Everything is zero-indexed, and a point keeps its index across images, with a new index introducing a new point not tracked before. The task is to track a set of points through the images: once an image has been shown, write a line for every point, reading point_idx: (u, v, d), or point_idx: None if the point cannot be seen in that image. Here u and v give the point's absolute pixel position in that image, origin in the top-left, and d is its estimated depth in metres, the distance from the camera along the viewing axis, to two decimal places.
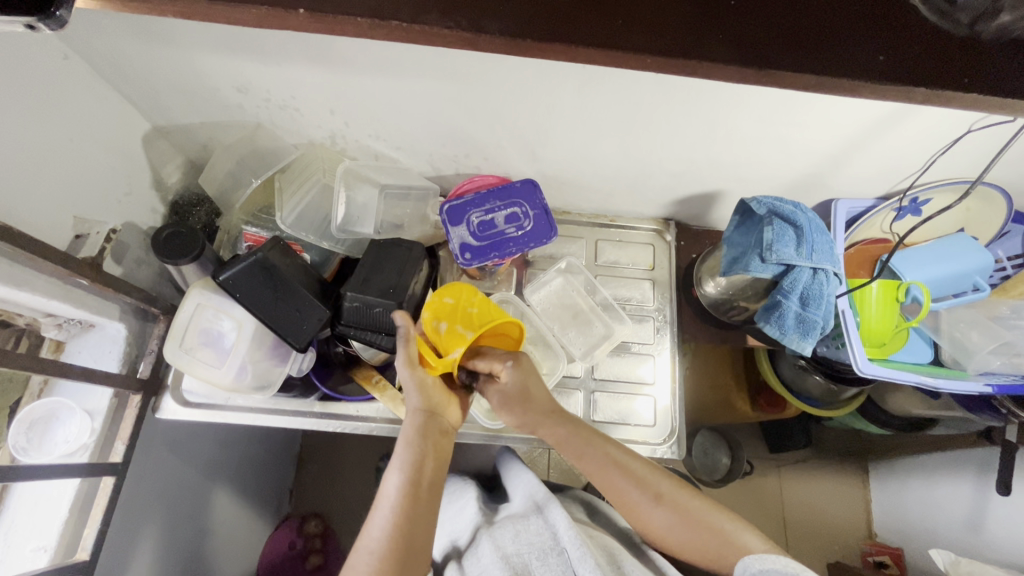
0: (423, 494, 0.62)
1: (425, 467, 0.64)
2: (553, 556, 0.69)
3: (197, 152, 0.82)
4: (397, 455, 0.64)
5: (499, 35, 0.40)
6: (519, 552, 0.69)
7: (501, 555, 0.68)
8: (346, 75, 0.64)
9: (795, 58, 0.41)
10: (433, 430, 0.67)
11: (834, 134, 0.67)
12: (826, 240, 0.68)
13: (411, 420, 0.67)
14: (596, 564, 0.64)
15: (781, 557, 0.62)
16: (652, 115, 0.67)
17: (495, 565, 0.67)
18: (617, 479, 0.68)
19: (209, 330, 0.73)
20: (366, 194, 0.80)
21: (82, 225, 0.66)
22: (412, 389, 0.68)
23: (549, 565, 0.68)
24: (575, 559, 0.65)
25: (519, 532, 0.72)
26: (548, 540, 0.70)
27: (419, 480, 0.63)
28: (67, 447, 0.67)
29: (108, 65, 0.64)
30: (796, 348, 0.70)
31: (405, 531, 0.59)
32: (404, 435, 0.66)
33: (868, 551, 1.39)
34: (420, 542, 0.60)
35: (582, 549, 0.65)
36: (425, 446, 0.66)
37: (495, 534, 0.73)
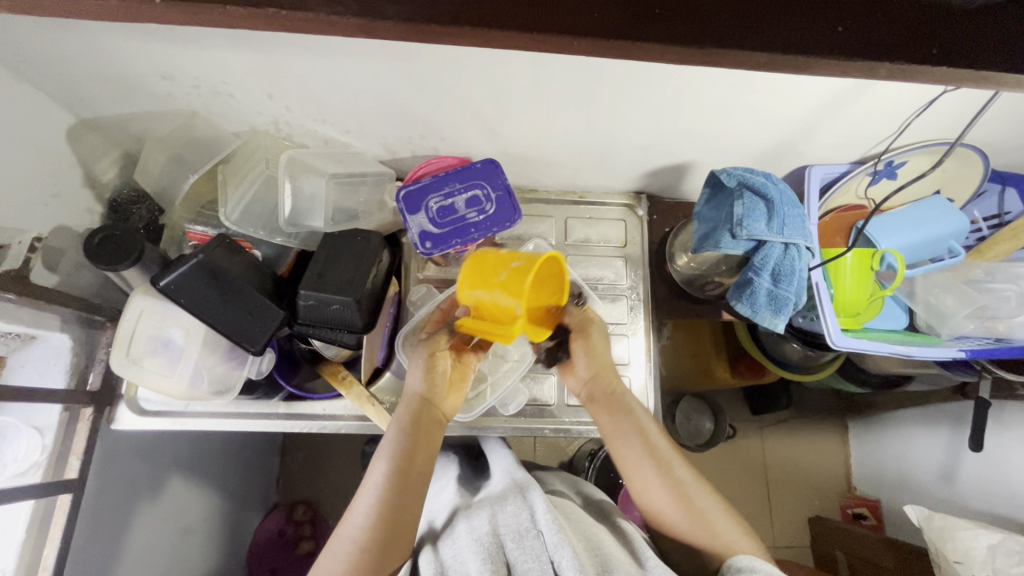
0: (407, 482, 0.63)
1: (415, 456, 0.64)
2: (529, 538, 0.64)
3: (133, 145, 0.76)
4: (384, 443, 0.66)
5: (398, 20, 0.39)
6: (493, 532, 0.66)
7: (476, 536, 0.65)
8: (279, 58, 0.58)
9: (745, 29, 0.39)
10: (425, 420, 0.67)
11: (808, 99, 0.63)
12: (798, 213, 0.65)
13: (407, 406, 0.68)
14: (573, 552, 0.60)
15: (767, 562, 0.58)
16: (615, 87, 0.63)
17: (470, 548, 0.64)
18: (644, 461, 0.67)
19: (157, 337, 0.68)
20: (313, 185, 0.74)
21: (1, 234, 0.60)
22: (419, 374, 0.69)
23: (525, 548, 0.63)
24: (551, 545, 0.61)
25: (495, 513, 0.69)
26: (525, 522, 0.66)
27: (408, 469, 0.63)
28: (17, 466, 0.64)
29: (14, 56, 0.58)
30: (768, 326, 0.67)
31: (387, 520, 0.60)
32: (399, 420, 0.67)
33: (848, 504, 1.46)
34: (404, 530, 0.61)
35: (559, 536, 0.61)
36: (418, 436, 0.66)
37: (472, 517, 0.70)
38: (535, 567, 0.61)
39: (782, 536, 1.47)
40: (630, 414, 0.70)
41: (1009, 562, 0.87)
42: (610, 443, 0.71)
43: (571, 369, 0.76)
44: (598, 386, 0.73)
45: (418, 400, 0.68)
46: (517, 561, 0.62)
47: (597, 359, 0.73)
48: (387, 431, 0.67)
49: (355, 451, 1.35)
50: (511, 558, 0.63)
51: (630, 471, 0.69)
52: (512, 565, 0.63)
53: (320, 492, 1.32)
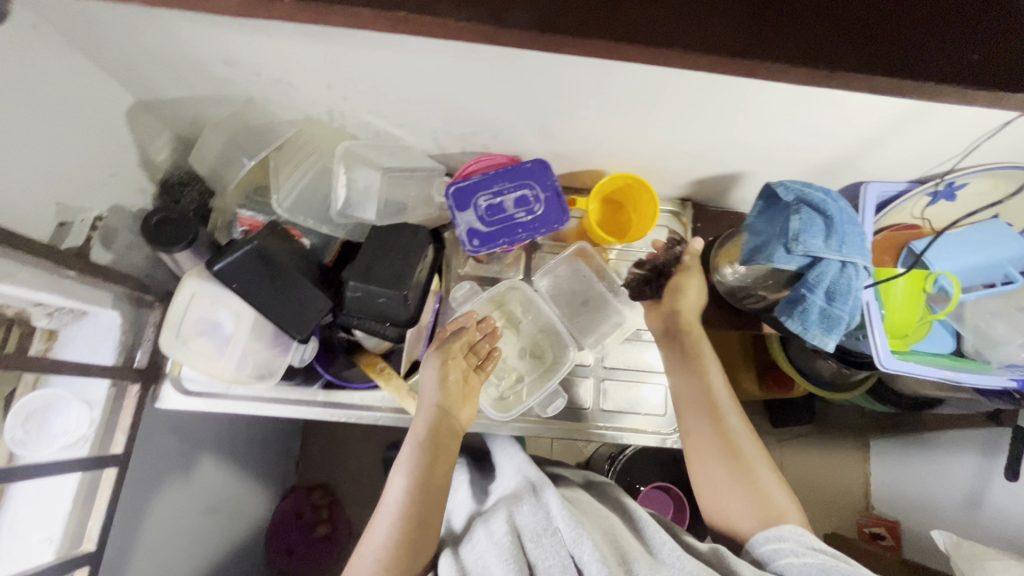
0: (426, 500, 0.64)
1: (433, 471, 0.66)
2: (547, 536, 0.62)
3: (187, 127, 0.76)
4: (403, 458, 0.67)
5: (525, 28, 0.42)
6: (512, 531, 0.63)
7: (495, 538, 0.62)
8: (344, 49, 0.58)
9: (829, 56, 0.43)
10: (442, 435, 0.68)
11: (875, 115, 0.62)
12: (857, 231, 0.64)
13: (425, 419, 0.68)
14: (595, 545, 0.59)
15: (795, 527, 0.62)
16: (678, 93, 0.62)
17: (491, 550, 0.61)
18: (700, 416, 0.71)
19: (206, 320, 0.69)
20: (367, 176, 0.74)
21: (66, 212, 0.61)
22: (433, 385, 0.70)
23: (543, 546, 0.61)
24: (571, 541, 0.60)
25: (510, 512, 0.66)
26: (541, 521, 0.64)
27: (426, 485, 0.65)
28: (66, 439, 0.66)
29: (83, 36, 0.59)
30: (818, 344, 0.66)
31: (407, 540, 0.62)
32: (415, 434, 0.68)
33: (865, 523, 1.43)
34: (425, 543, 0.63)
35: (579, 530, 0.60)
36: (435, 450, 0.66)
37: (489, 519, 0.67)
38: (556, 564, 0.60)
39: None
40: (697, 365, 0.74)
41: None
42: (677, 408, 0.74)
43: (655, 305, 0.79)
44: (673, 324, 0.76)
45: (436, 413, 0.68)
46: (538, 560, 0.60)
47: (687, 299, 0.75)
48: (406, 444, 0.68)
49: (375, 439, 1.36)
50: (533, 558, 0.61)
51: (692, 437, 0.71)
52: (533, 565, 0.61)
53: (337, 477, 1.34)
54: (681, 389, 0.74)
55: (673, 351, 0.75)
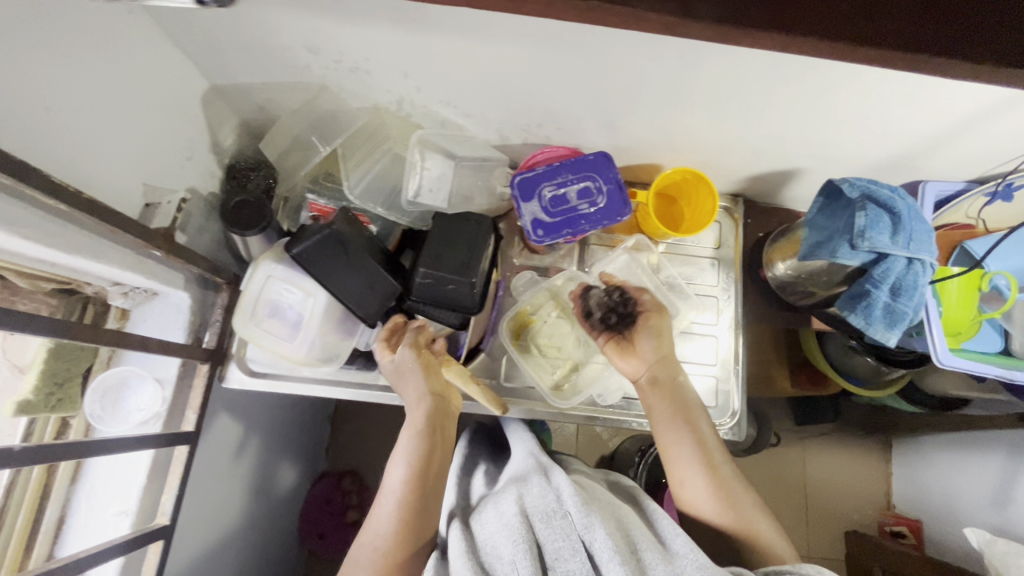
0: (427, 483, 0.65)
1: (431, 459, 0.66)
2: (557, 518, 0.60)
3: (254, 113, 0.77)
4: (400, 444, 0.66)
5: (713, 21, 0.42)
6: (522, 512, 0.62)
7: (505, 520, 0.61)
8: (428, 38, 0.59)
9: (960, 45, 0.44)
10: (439, 421, 0.68)
11: (948, 114, 0.62)
12: (924, 228, 0.64)
13: (417, 408, 0.68)
14: (607, 533, 0.57)
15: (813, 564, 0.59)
16: (752, 89, 0.63)
17: (502, 532, 0.60)
18: (678, 438, 0.69)
19: (278, 303, 0.70)
20: (439, 165, 0.76)
21: (152, 193, 0.63)
22: (418, 373, 0.69)
23: (554, 528, 0.60)
24: (581, 527, 0.59)
25: (520, 493, 0.65)
26: (552, 502, 0.62)
27: (422, 472, 0.65)
28: (141, 416, 0.68)
29: (174, 21, 0.60)
30: (879, 339, 0.67)
31: (411, 523, 0.62)
32: (409, 424, 0.67)
33: (886, 521, 1.47)
34: (426, 528, 0.64)
35: (591, 517, 0.59)
36: (430, 439, 0.66)
37: (499, 500, 0.66)
38: (565, 546, 0.58)
39: (817, 547, 1.48)
40: (681, 402, 0.71)
41: None
42: (660, 443, 0.70)
43: (633, 351, 0.74)
44: (655, 369, 0.73)
45: (433, 399, 0.69)
46: (547, 542, 0.59)
47: (664, 343, 0.74)
48: (403, 430, 0.68)
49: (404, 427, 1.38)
50: (542, 539, 0.60)
51: (677, 472, 0.69)
52: (542, 546, 0.59)
53: (367, 463, 1.35)
54: (664, 425, 0.70)
55: (656, 395, 0.71)
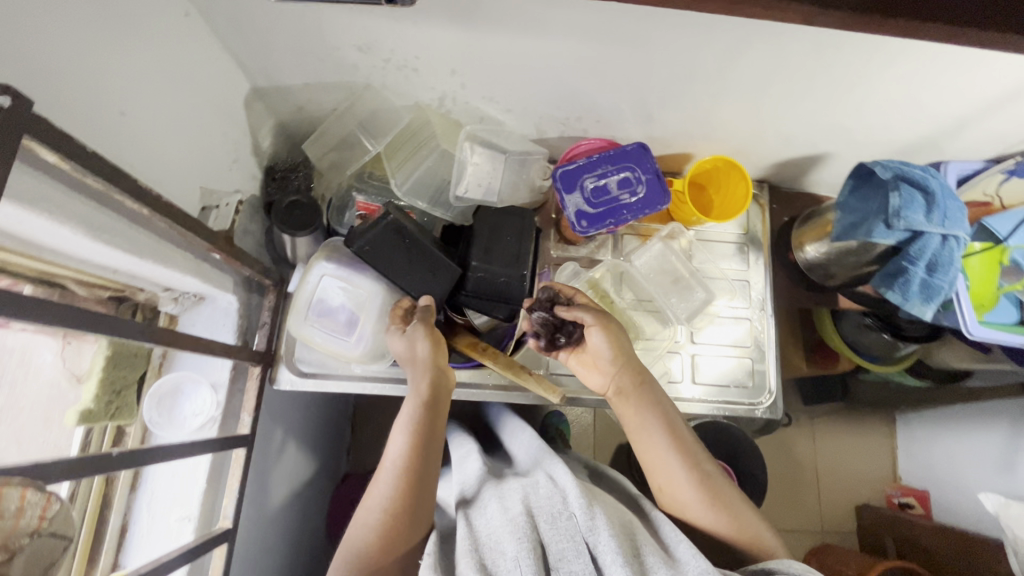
0: (428, 454, 0.62)
1: (433, 433, 0.63)
2: (564, 520, 0.59)
3: (291, 114, 0.77)
4: (403, 415, 0.63)
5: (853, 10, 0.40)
6: (527, 511, 0.60)
7: (508, 516, 0.59)
8: (482, 34, 0.60)
9: None
10: (442, 396, 0.65)
11: (977, 95, 0.66)
12: (958, 206, 0.67)
13: (421, 380, 0.65)
14: (614, 534, 0.56)
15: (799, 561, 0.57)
16: (794, 76, 0.65)
17: (505, 527, 0.58)
18: (665, 438, 0.65)
19: (329, 301, 0.70)
20: (486, 161, 0.77)
21: (207, 197, 0.63)
22: (422, 347, 0.66)
23: (559, 529, 0.58)
24: (588, 529, 0.57)
25: (526, 490, 0.63)
26: (558, 503, 0.61)
27: (423, 446, 0.62)
28: (197, 421, 0.68)
29: (225, 22, 0.60)
30: (916, 314, 0.70)
31: (410, 497, 0.59)
32: (412, 396, 0.64)
33: (894, 493, 1.52)
34: (424, 506, 0.60)
35: (598, 518, 0.57)
36: (433, 413, 0.64)
37: (503, 493, 0.64)
38: (570, 548, 0.57)
39: (830, 521, 1.53)
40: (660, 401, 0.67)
41: None
42: (641, 443, 0.67)
43: (594, 363, 0.71)
44: (625, 376, 0.68)
45: (437, 371, 0.65)
46: (551, 541, 0.57)
47: (624, 351, 0.69)
48: (406, 400, 0.65)
49: None
50: (544, 539, 0.58)
51: (663, 473, 0.65)
52: (546, 546, 0.57)
53: None
54: (645, 424, 0.67)
55: (631, 403, 0.68)
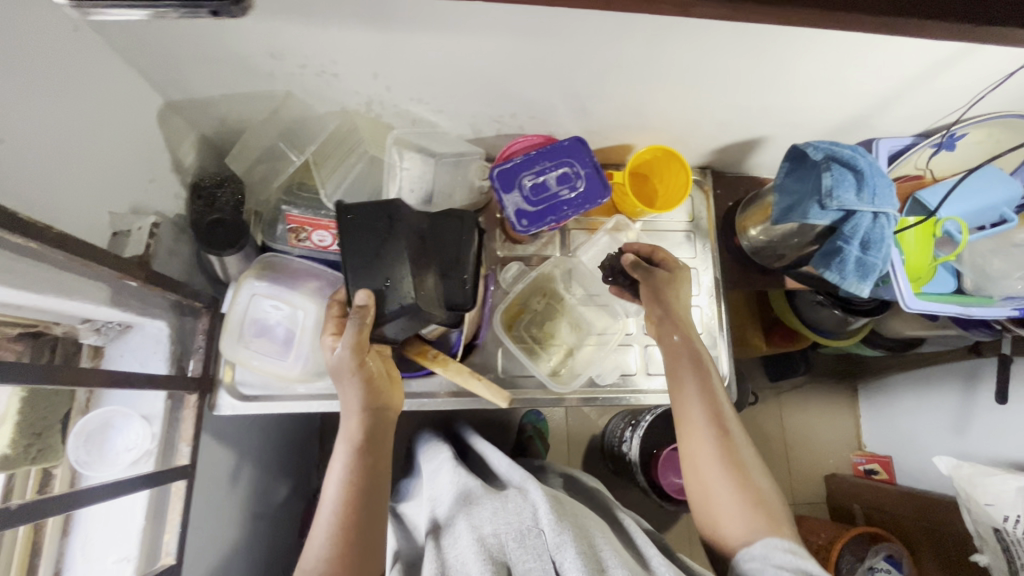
0: (367, 498, 0.63)
1: (364, 473, 0.64)
2: (532, 538, 0.64)
3: (213, 127, 0.73)
4: (337, 461, 0.65)
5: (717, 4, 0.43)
6: (496, 533, 0.65)
7: (478, 537, 0.64)
8: (399, 34, 0.58)
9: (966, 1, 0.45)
10: (374, 434, 0.66)
11: (898, 73, 0.66)
12: (886, 182, 0.68)
13: (354, 422, 0.66)
14: (579, 551, 0.60)
15: (784, 541, 0.60)
16: (720, 63, 0.65)
17: (470, 549, 0.62)
18: (703, 411, 0.67)
19: (264, 321, 0.69)
20: (417, 164, 0.75)
21: (118, 220, 0.59)
22: (353, 389, 0.66)
23: (527, 547, 0.63)
24: (554, 546, 0.62)
25: (497, 509, 0.68)
26: (528, 521, 0.66)
27: (353, 487, 0.63)
28: (130, 455, 0.65)
29: (122, 35, 0.56)
30: (854, 291, 0.72)
31: (347, 539, 0.61)
32: (344, 436, 0.66)
33: (860, 461, 1.56)
34: (366, 546, 0.62)
35: (562, 536, 0.62)
36: (365, 452, 0.65)
37: (473, 512, 0.68)
38: (536, 567, 0.62)
39: (801, 493, 1.57)
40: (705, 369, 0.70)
41: None
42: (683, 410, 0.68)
43: (653, 320, 0.74)
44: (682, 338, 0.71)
45: (370, 414, 0.66)
46: (518, 561, 0.62)
47: (680, 312, 0.72)
48: (340, 442, 0.66)
49: None
50: (512, 559, 0.62)
51: (694, 444, 0.67)
52: (513, 566, 0.62)
53: None
54: (690, 393, 0.68)
55: (682, 366, 0.70)
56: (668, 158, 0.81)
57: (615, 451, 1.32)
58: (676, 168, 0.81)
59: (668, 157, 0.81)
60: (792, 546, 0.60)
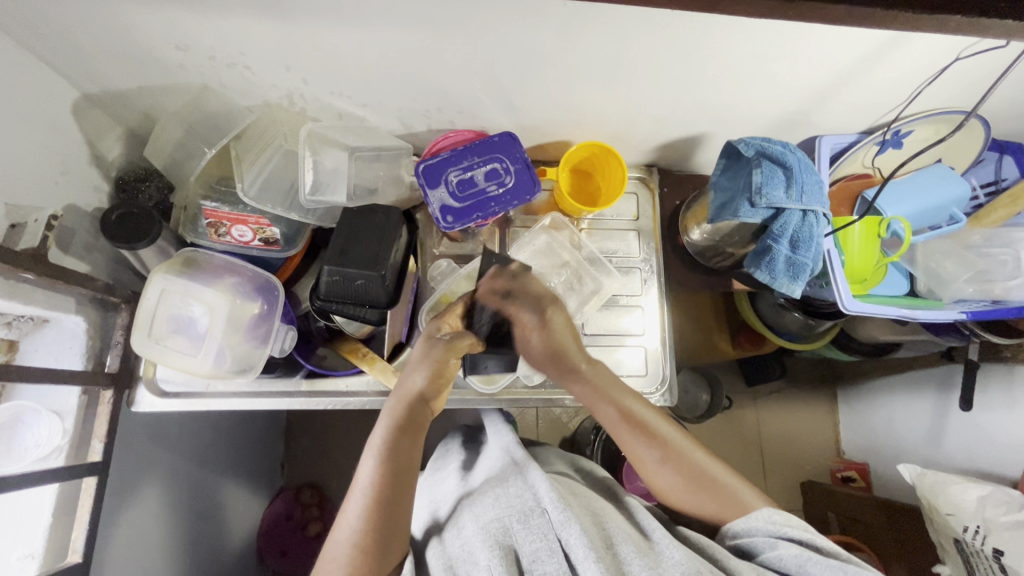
0: (402, 479, 0.62)
1: (403, 451, 0.63)
2: (535, 517, 0.60)
3: (139, 121, 0.73)
4: (374, 441, 0.64)
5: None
6: (499, 516, 0.61)
7: (480, 525, 0.60)
8: (300, 26, 0.57)
9: None
10: (415, 419, 0.66)
11: (826, 67, 0.64)
12: (814, 180, 0.67)
13: (401, 402, 0.67)
14: (581, 528, 0.56)
15: (763, 511, 0.62)
16: (639, 57, 0.63)
17: (476, 537, 0.59)
18: (631, 434, 0.68)
19: (178, 317, 0.69)
20: (335, 158, 0.74)
21: (16, 213, 0.58)
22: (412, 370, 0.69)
23: (531, 528, 0.59)
24: (558, 524, 0.58)
25: (498, 495, 0.64)
26: (529, 501, 0.61)
27: (391, 462, 0.62)
28: (40, 451, 0.63)
29: (21, 27, 0.55)
30: (786, 291, 0.70)
31: (381, 517, 0.59)
32: (387, 415, 0.66)
33: (837, 468, 1.49)
34: (396, 526, 0.60)
35: (566, 513, 0.57)
36: (401, 429, 0.64)
37: (474, 503, 0.65)
38: (543, 546, 0.58)
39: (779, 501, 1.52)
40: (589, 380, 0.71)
41: (997, 512, 0.86)
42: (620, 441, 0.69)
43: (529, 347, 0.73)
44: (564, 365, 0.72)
45: (417, 399, 0.67)
46: (523, 542, 0.58)
47: (557, 333, 0.72)
48: (377, 423, 0.66)
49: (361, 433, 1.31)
50: (519, 542, 0.58)
51: (641, 467, 0.68)
52: (519, 549, 0.58)
53: (323, 473, 1.27)
54: (613, 421, 0.69)
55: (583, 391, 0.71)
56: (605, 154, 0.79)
57: (580, 455, 1.28)
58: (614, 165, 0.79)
59: (607, 154, 0.79)
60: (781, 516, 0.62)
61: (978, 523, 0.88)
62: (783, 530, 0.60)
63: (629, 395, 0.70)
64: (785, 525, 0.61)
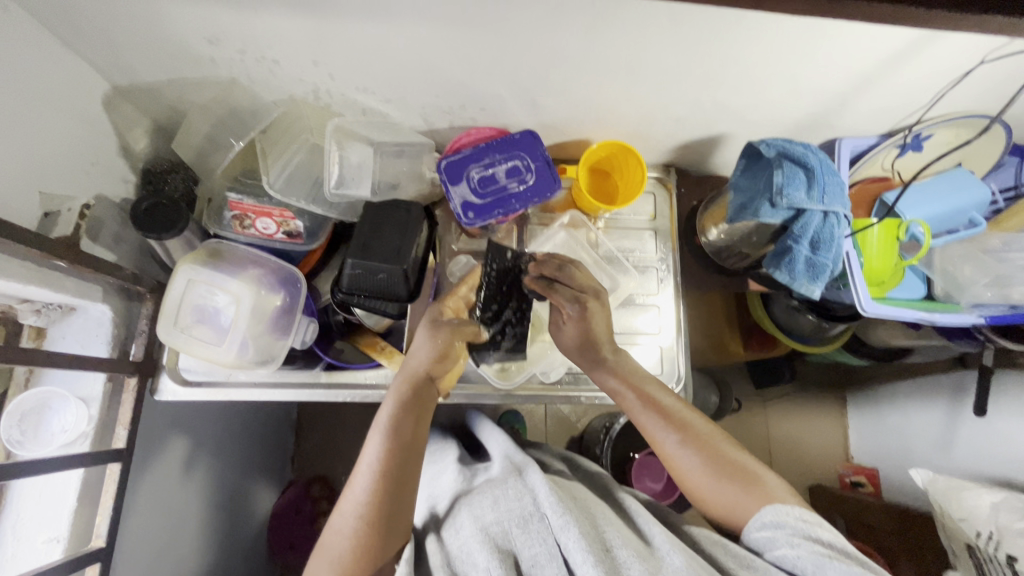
0: (406, 455, 0.62)
1: (410, 429, 0.63)
2: (535, 522, 0.60)
3: (166, 114, 0.74)
4: (381, 417, 0.64)
5: None
6: (498, 520, 0.61)
7: (480, 526, 0.60)
8: (330, 22, 0.58)
9: None
10: (421, 397, 0.67)
11: (847, 70, 0.65)
12: (836, 181, 0.67)
13: (408, 379, 0.67)
14: (581, 533, 0.56)
15: (794, 508, 0.60)
16: (663, 56, 0.63)
17: (475, 538, 0.59)
18: (654, 416, 0.68)
19: (203, 307, 0.71)
20: (360, 153, 0.74)
21: (49, 201, 0.60)
22: (421, 343, 0.70)
23: (530, 533, 0.59)
24: (557, 528, 0.58)
25: (497, 497, 0.64)
26: (529, 505, 0.62)
27: (397, 439, 0.62)
28: (65, 437, 0.64)
29: (59, 19, 0.57)
30: (805, 293, 0.70)
31: (387, 493, 0.59)
32: (394, 394, 0.66)
33: (845, 473, 1.49)
34: (401, 505, 0.60)
35: (565, 517, 0.58)
36: (408, 407, 0.65)
37: (473, 502, 0.65)
38: (542, 551, 0.58)
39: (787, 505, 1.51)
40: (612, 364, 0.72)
41: (1011, 518, 0.85)
42: (642, 424, 0.69)
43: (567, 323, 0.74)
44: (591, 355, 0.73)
45: (423, 378, 0.67)
46: (523, 547, 0.58)
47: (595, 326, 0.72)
48: (384, 403, 0.66)
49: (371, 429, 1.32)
50: (518, 546, 0.59)
51: (659, 448, 0.68)
52: (519, 554, 0.58)
53: (333, 467, 1.28)
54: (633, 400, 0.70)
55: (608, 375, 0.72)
56: (626, 154, 0.79)
57: (589, 454, 1.28)
58: (634, 165, 0.79)
59: (627, 154, 0.79)
60: (812, 518, 0.59)
61: (991, 529, 0.87)
62: (813, 532, 0.57)
63: (649, 377, 0.72)
64: (818, 524, 0.58)
